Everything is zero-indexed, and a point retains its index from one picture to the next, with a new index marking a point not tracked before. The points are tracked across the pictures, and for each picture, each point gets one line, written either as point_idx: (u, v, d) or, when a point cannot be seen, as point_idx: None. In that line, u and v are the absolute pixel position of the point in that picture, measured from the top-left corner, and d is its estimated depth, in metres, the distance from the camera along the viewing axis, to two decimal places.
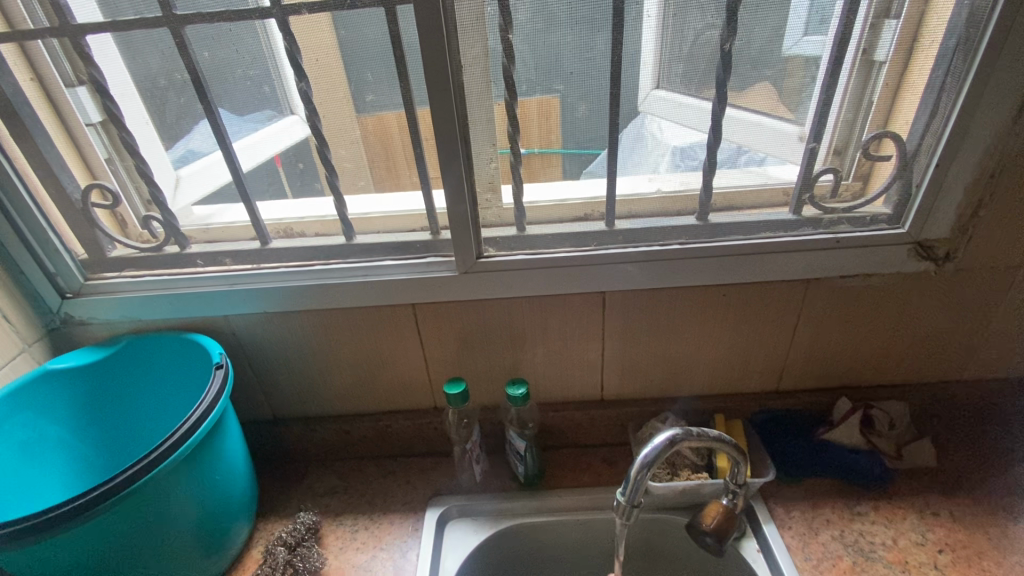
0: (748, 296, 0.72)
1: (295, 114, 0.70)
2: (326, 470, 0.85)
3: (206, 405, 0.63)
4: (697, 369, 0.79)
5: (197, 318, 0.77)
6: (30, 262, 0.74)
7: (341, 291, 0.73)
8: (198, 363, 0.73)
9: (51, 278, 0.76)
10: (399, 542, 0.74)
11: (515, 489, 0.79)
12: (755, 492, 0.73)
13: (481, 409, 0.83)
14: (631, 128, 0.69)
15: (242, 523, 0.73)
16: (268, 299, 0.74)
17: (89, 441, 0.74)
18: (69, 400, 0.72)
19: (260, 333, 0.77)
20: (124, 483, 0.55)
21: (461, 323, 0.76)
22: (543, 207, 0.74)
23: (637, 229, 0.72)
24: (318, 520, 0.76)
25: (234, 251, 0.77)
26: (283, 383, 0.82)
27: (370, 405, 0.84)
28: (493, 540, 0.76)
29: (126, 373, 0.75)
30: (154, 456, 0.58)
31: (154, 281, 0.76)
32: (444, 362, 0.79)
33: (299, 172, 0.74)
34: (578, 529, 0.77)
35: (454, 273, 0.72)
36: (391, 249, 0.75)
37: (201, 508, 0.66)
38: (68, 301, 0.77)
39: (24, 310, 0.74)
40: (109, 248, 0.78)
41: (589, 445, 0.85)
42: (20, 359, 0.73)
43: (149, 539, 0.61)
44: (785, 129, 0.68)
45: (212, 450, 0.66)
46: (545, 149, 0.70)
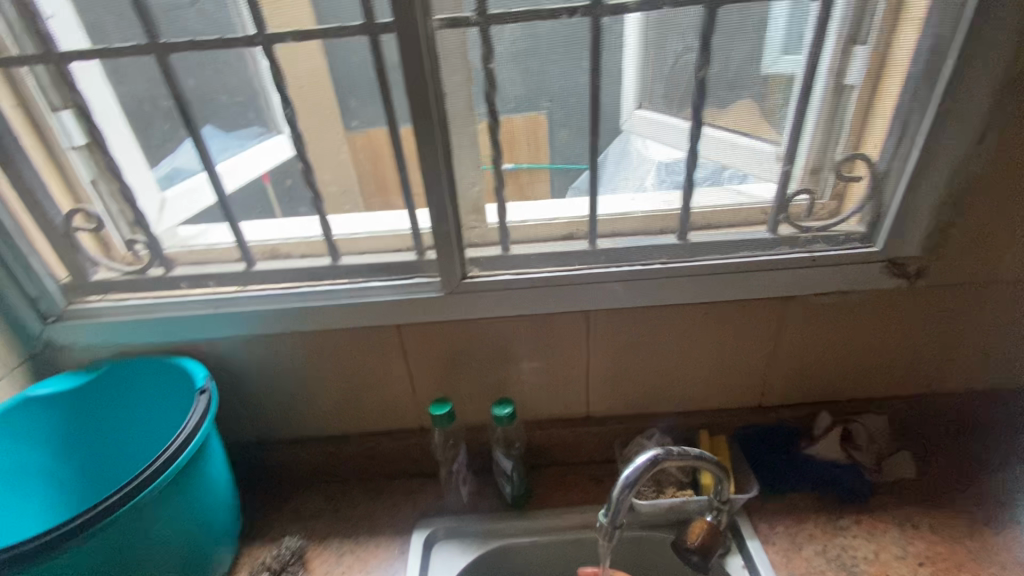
0: (729, 313, 0.74)
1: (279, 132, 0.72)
2: (312, 492, 0.85)
3: (190, 430, 0.63)
4: (681, 385, 0.80)
5: (180, 341, 0.76)
6: (11, 286, 0.73)
7: (326, 313, 0.73)
8: (181, 387, 0.72)
9: (33, 302, 0.75)
10: (385, 565, 0.73)
11: (503, 509, 0.79)
12: (739, 509, 0.73)
13: (468, 429, 0.83)
14: (616, 144, 0.70)
15: (226, 549, 0.72)
16: (253, 321, 0.74)
17: (69, 468, 0.73)
18: (49, 427, 0.71)
19: (245, 356, 0.77)
20: (104, 512, 0.55)
21: (447, 343, 0.76)
22: (527, 227, 0.75)
23: (620, 248, 0.74)
24: (303, 544, 0.75)
25: (218, 273, 0.77)
26: (268, 405, 0.81)
27: (356, 426, 0.83)
28: (479, 561, 0.75)
29: (108, 398, 0.74)
30: (135, 484, 0.57)
31: (138, 304, 0.75)
32: (430, 382, 0.79)
33: (287, 189, 0.76)
34: (565, 548, 0.77)
35: (440, 293, 0.72)
36: (378, 269, 0.75)
37: (183, 535, 0.65)
38: (50, 325, 0.76)
39: (4, 334, 0.73)
40: (92, 271, 0.78)
41: (576, 463, 0.85)
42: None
43: (129, 569, 0.60)
44: (763, 149, 0.70)
45: (195, 475, 0.65)
46: (533, 164, 0.71)
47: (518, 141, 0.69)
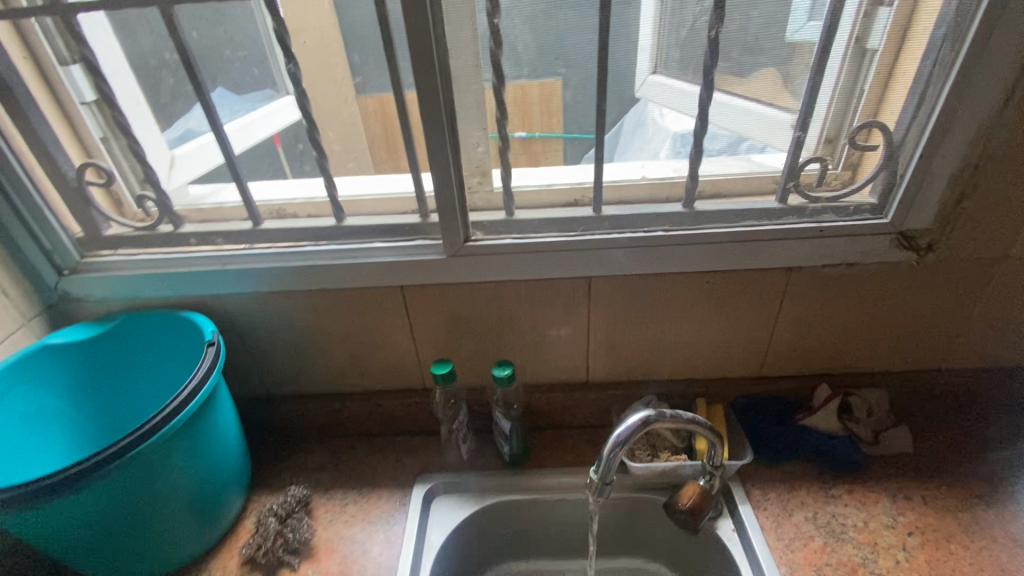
0: (732, 282, 0.73)
1: (289, 94, 0.74)
2: (318, 445, 0.88)
3: (198, 380, 0.65)
4: (681, 353, 0.80)
5: (190, 297, 0.78)
6: (28, 239, 0.75)
7: (330, 272, 0.74)
8: (190, 341, 0.74)
9: (48, 255, 0.77)
10: (387, 516, 0.76)
11: (501, 468, 0.81)
12: (732, 475, 0.74)
13: (468, 390, 0.84)
14: (632, 114, 0.70)
15: (236, 495, 0.76)
16: (258, 279, 0.75)
17: (87, 413, 0.77)
18: (66, 374, 0.74)
19: (253, 313, 0.79)
20: (115, 454, 0.57)
21: (449, 305, 0.77)
22: (531, 192, 0.74)
23: (624, 215, 0.73)
24: (308, 493, 0.78)
25: (226, 231, 0.78)
26: (275, 361, 0.83)
27: (361, 384, 0.86)
28: (476, 515, 0.78)
29: (122, 348, 0.77)
30: (145, 429, 0.59)
31: (148, 259, 0.77)
32: (433, 344, 0.81)
33: (298, 154, 0.77)
34: (559, 506, 0.79)
35: (441, 256, 0.73)
36: (381, 231, 0.76)
37: (194, 479, 0.68)
38: (66, 278, 0.78)
39: (23, 285, 0.75)
40: (104, 227, 0.79)
41: (575, 427, 0.87)
42: (20, 333, 0.75)
43: (142, 507, 0.63)
44: (779, 117, 0.68)
45: (204, 424, 0.68)
46: (546, 133, 0.71)
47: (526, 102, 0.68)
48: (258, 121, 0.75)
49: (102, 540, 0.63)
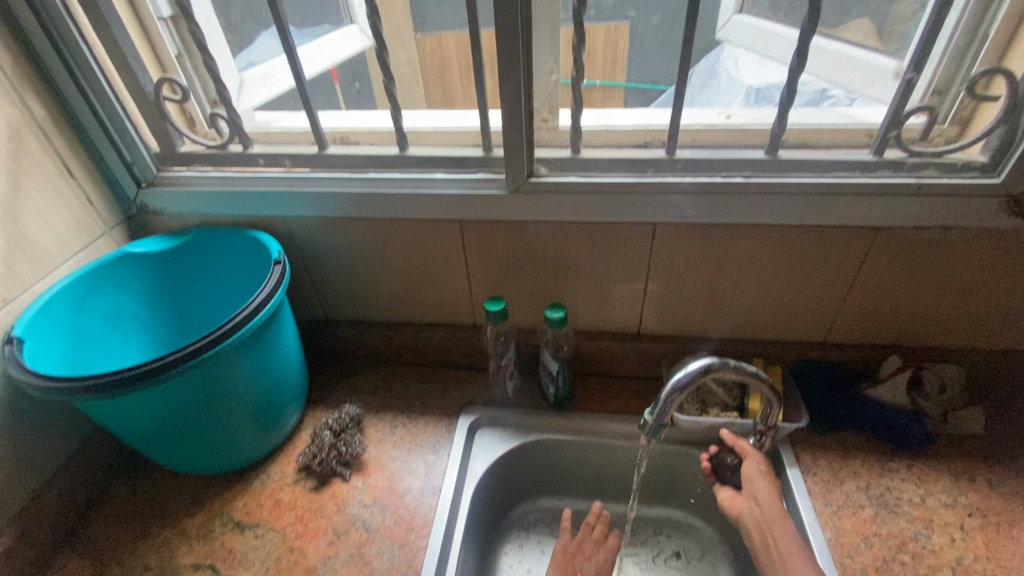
0: (810, 239, 0.69)
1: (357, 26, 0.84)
2: (370, 370, 0.91)
3: (265, 295, 0.67)
4: (742, 311, 0.77)
5: (257, 217, 0.80)
6: (109, 149, 0.78)
7: (391, 201, 0.74)
8: (257, 259, 0.77)
9: (128, 167, 0.80)
10: (433, 441, 0.79)
11: (545, 408, 0.82)
12: (783, 438, 0.73)
13: (518, 330, 0.85)
14: (702, 68, 0.71)
15: (293, 408, 0.80)
16: (322, 203, 0.76)
17: (162, 320, 0.82)
18: (144, 281, 0.78)
19: (316, 237, 0.80)
20: (191, 355, 0.61)
21: (506, 243, 0.76)
22: (601, 131, 0.71)
23: (700, 159, 0.68)
24: (361, 413, 0.82)
25: (292, 153, 0.78)
26: (334, 286, 0.86)
27: (414, 316, 0.87)
28: (518, 450, 0.80)
29: (194, 262, 0.81)
30: (217, 335, 0.62)
31: (219, 177, 0.79)
32: (487, 281, 0.81)
33: (355, 90, 0.84)
34: (600, 451, 0.80)
35: (503, 191, 0.71)
36: (443, 162, 0.74)
37: (257, 388, 0.72)
38: (144, 190, 0.81)
39: (105, 194, 0.79)
40: (179, 143, 0.81)
41: (622, 376, 0.86)
42: (104, 240, 0.80)
43: (212, 406, 0.68)
44: (879, 63, 0.64)
45: (268, 337, 0.71)
46: (609, 83, 0.70)
47: (599, 46, 0.66)
48: (323, 50, 0.79)
49: (175, 433, 0.68)
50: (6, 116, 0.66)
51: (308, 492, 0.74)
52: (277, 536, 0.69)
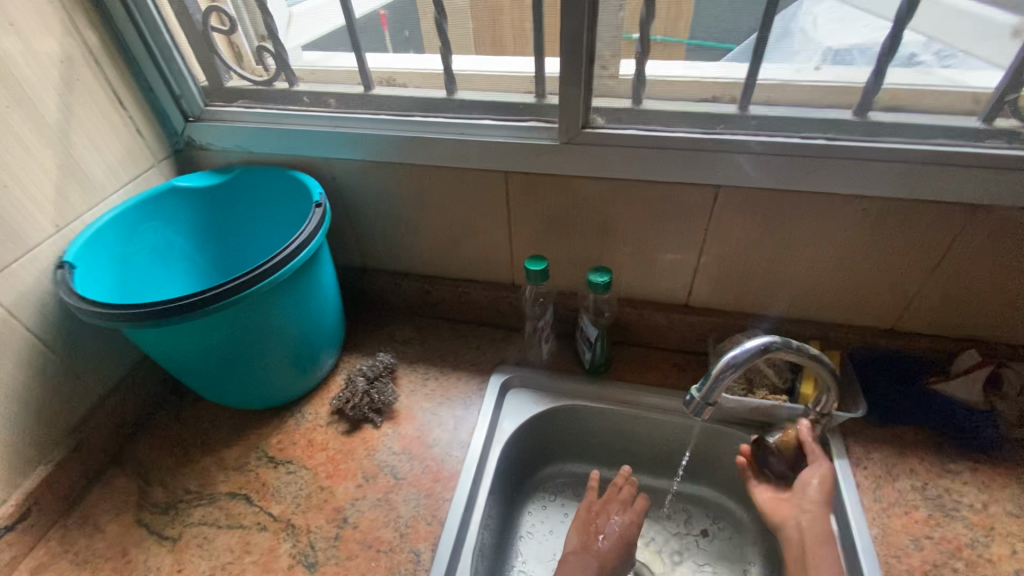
0: (893, 214, 0.62)
1: None
2: (405, 321, 0.91)
3: (305, 236, 0.66)
4: (803, 288, 0.71)
5: (301, 158, 0.79)
6: (158, 79, 0.77)
7: (436, 147, 0.71)
8: (299, 201, 0.76)
9: (176, 100, 0.79)
10: (465, 397, 0.79)
11: (580, 374, 0.80)
12: (834, 426, 0.68)
13: (558, 293, 0.82)
14: (778, 22, 0.58)
15: (329, 352, 0.81)
16: (366, 146, 0.74)
17: (207, 256, 0.83)
18: (190, 217, 0.79)
19: (358, 181, 0.78)
20: (233, 290, 0.61)
21: (553, 200, 0.72)
22: (668, 81, 0.65)
23: (776, 117, 0.62)
24: (395, 362, 0.82)
25: (339, 93, 0.76)
26: (373, 234, 0.84)
27: (452, 270, 0.85)
28: (549, 413, 0.78)
29: (239, 200, 0.80)
30: (258, 273, 0.62)
31: (265, 114, 0.78)
32: (530, 239, 0.77)
33: (404, 39, 0.73)
34: (634, 422, 0.78)
35: (554, 142, 0.67)
36: (493, 108, 0.70)
37: (296, 328, 0.72)
38: (191, 125, 0.81)
39: (154, 126, 0.79)
40: (226, 78, 0.81)
41: (663, 348, 0.82)
42: (152, 173, 0.80)
43: (251, 343, 0.68)
44: (994, 18, 0.54)
45: (307, 279, 0.70)
46: (671, 39, 0.62)
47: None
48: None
49: (216, 366, 0.69)
50: (58, 39, 0.66)
51: (340, 435, 0.75)
52: (308, 474, 0.70)
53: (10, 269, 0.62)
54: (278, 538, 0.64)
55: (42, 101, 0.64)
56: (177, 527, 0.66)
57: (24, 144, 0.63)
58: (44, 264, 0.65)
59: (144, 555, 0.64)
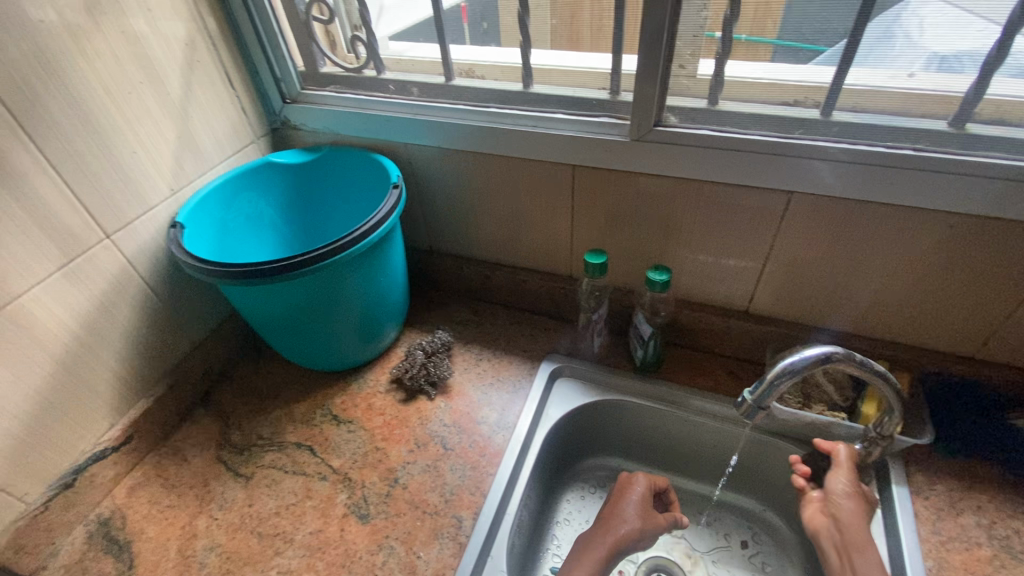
0: (985, 234, 0.58)
1: None
2: (463, 304, 0.95)
3: (382, 215, 0.71)
4: (875, 304, 0.69)
5: (381, 141, 0.84)
6: (263, 64, 0.85)
7: (509, 138, 0.74)
8: (378, 182, 0.82)
9: (277, 83, 0.87)
10: (515, 381, 0.82)
11: (629, 370, 0.81)
12: (895, 452, 0.65)
13: (614, 289, 0.83)
14: (876, 26, 0.55)
15: (392, 326, 0.86)
16: (442, 134, 0.78)
17: (292, 228, 0.90)
18: (281, 191, 0.87)
19: (432, 166, 0.83)
20: (315, 259, 0.67)
21: (618, 196, 0.73)
22: (747, 84, 0.64)
23: (861, 124, 0.59)
24: (451, 341, 0.86)
25: (421, 82, 0.80)
26: (442, 218, 0.89)
27: (512, 258, 0.88)
28: (596, 406, 0.80)
29: (324, 178, 0.87)
30: (339, 245, 0.68)
31: (353, 99, 0.84)
32: (591, 233, 0.79)
33: (482, 32, 0.76)
34: (680, 424, 0.78)
35: (625, 138, 0.67)
36: (566, 103, 0.72)
37: (365, 299, 0.78)
38: (288, 106, 0.88)
39: (256, 105, 0.87)
40: (321, 64, 0.87)
41: (717, 354, 0.82)
42: (251, 148, 0.89)
43: (326, 308, 0.75)
44: None
45: (380, 255, 0.76)
46: (756, 38, 0.60)
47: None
48: None
49: (294, 326, 0.76)
50: (185, 25, 0.74)
51: (397, 402, 0.80)
52: (366, 433, 0.76)
53: (133, 226, 0.71)
54: (336, 488, 0.70)
55: (169, 80, 0.73)
56: (250, 467, 0.74)
57: (151, 117, 0.71)
58: (159, 224, 0.74)
59: (222, 488, 0.72)
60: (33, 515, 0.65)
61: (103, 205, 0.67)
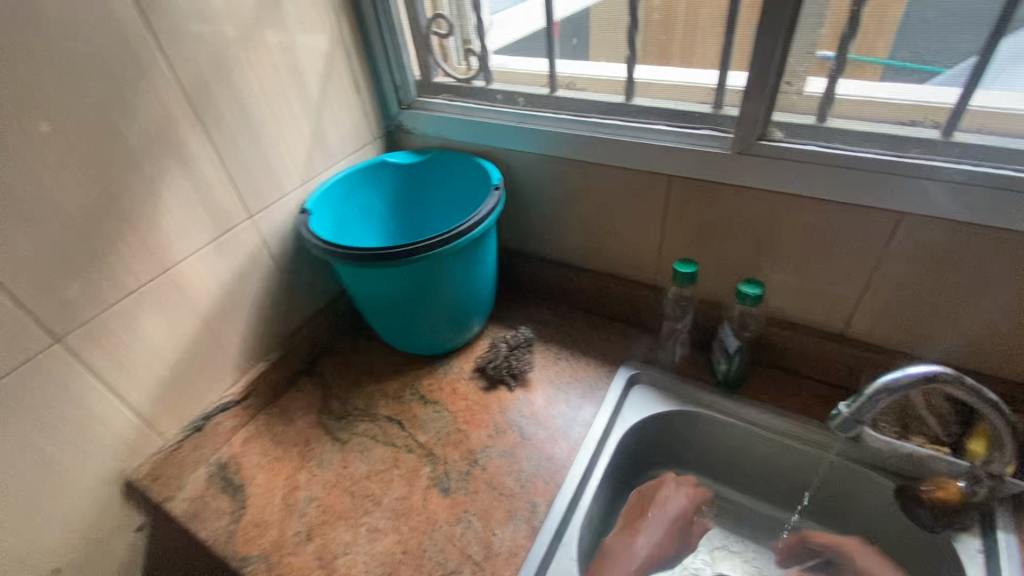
0: None
1: None
2: (545, 305, 0.99)
3: (483, 213, 0.77)
4: (990, 337, 0.64)
5: (484, 146, 0.90)
6: (385, 73, 0.94)
7: (608, 147, 0.77)
8: (479, 184, 0.88)
9: (396, 90, 0.96)
10: (592, 382, 0.84)
11: (709, 384, 0.81)
12: (1005, 496, 0.61)
13: (700, 301, 0.83)
14: (1011, 45, 0.54)
15: (478, 319, 0.91)
16: (543, 141, 0.82)
17: (396, 223, 0.99)
18: (391, 188, 0.95)
19: (529, 171, 0.88)
20: (422, 249, 0.73)
21: (713, 208, 0.74)
22: (859, 102, 0.63)
23: (986, 147, 0.57)
24: (533, 338, 0.90)
25: (527, 93, 0.86)
26: (534, 222, 0.94)
27: (598, 263, 0.91)
28: (673, 415, 0.80)
29: (429, 178, 0.95)
30: (444, 238, 0.73)
31: (463, 107, 0.91)
32: (681, 243, 0.80)
33: (571, 47, 0.81)
34: (760, 443, 0.76)
35: (726, 151, 0.69)
36: (668, 115, 0.74)
37: (458, 291, 0.83)
38: (403, 111, 0.97)
39: (376, 110, 0.97)
40: (434, 73, 0.95)
41: (804, 376, 0.79)
42: (368, 148, 0.98)
43: (424, 295, 0.81)
44: None
45: (476, 251, 0.81)
46: (867, 57, 0.60)
47: (870, 20, 0.58)
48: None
49: (394, 309, 0.83)
50: (327, 37, 0.84)
51: (479, 390, 0.85)
52: (449, 415, 0.82)
53: (269, 209, 0.81)
54: (421, 461, 0.76)
55: (310, 85, 0.83)
56: (346, 433, 0.81)
57: (293, 116, 0.82)
58: (290, 210, 0.85)
59: (320, 448, 0.80)
60: (170, 450, 0.76)
61: (250, 190, 0.77)
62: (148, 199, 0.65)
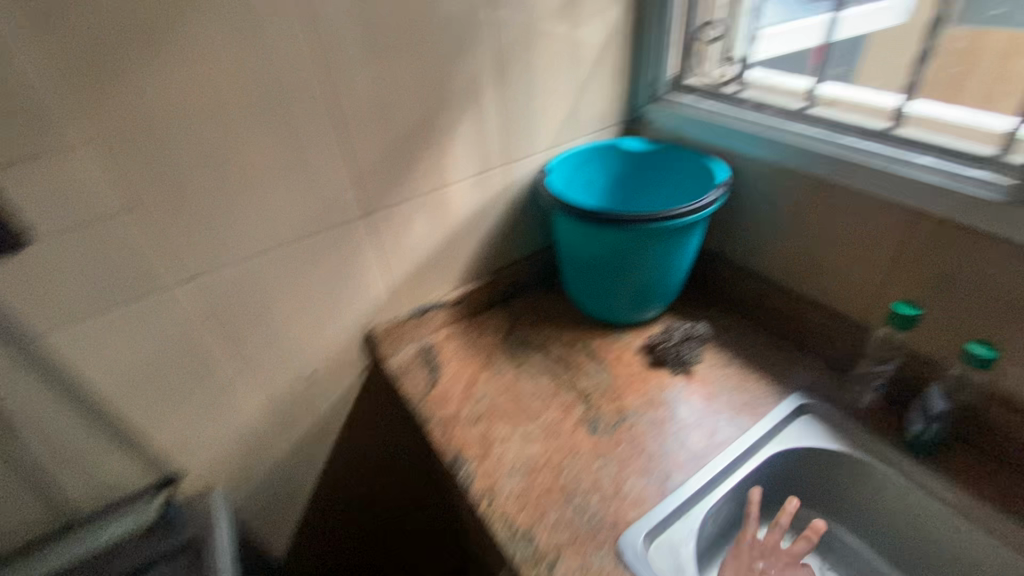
0: None
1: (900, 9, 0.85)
2: (728, 313, 1.01)
3: (704, 203, 0.82)
4: None
5: (717, 148, 0.95)
6: (645, 69, 1.03)
7: (854, 168, 0.75)
8: (704, 181, 0.93)
9: (648, 85, 1.05)
10: (756, 397, 0.84)
11: (888, 439, 0.76)
12: None
13: (908, 352, 0.77)
14: None
15: (659, 304, 0.97)
16: (781, 151, 0.84)
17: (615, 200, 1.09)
18: (619, 169, 1.06)
19: (755, 182, 0.90)
20: (638, 220, 0.82)
21: (958, 257, 0.69)
22: None
23: None
24: (707, 337, 0.93)
25: (777, 106, 0.88)
26: (744, 231, 0.96)
27: (800, 286, 0.90)
28: (835, 455, 0.77)
29: (656, 167, 1.03)
30: (661, 216, 0.81)
31: (708, 109, 0.97)
32: (904, 286, 0.75)
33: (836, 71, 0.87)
34: (935, 518, 0.70)
35: (1000, 197, 0.63)
36: (936, 149, 0.70)
37: (653, 270, 0.91)
38: (650, 105, 1.06)
39: (625, 100, 1.07)
40: (687, 75, 1.03)
41: (1018, 471, 0.69)
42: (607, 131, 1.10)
43: (621, 264, 0.90)
44: None
45: (682, 238, 0.87)
46: None
47: None
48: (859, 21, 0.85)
49: (590, 269, 0.93)
50: (606, 32, 0.97)
51: (644, 364, 0.92)
52: (611, 376, 0.90)
53: (520, 161, 0.98)
54: (575, 402, 0.86)
55: (581, 69, 0.97)
56: (521, 359, 0.95)
57: (561, 92, 0.97)
58: (532, 167, 1.00)
59: (498, 364, 0.95)
60: (397, 323, 0.98)
61: (512, 144, 0.95)
62: (446, 131, 0.86)
